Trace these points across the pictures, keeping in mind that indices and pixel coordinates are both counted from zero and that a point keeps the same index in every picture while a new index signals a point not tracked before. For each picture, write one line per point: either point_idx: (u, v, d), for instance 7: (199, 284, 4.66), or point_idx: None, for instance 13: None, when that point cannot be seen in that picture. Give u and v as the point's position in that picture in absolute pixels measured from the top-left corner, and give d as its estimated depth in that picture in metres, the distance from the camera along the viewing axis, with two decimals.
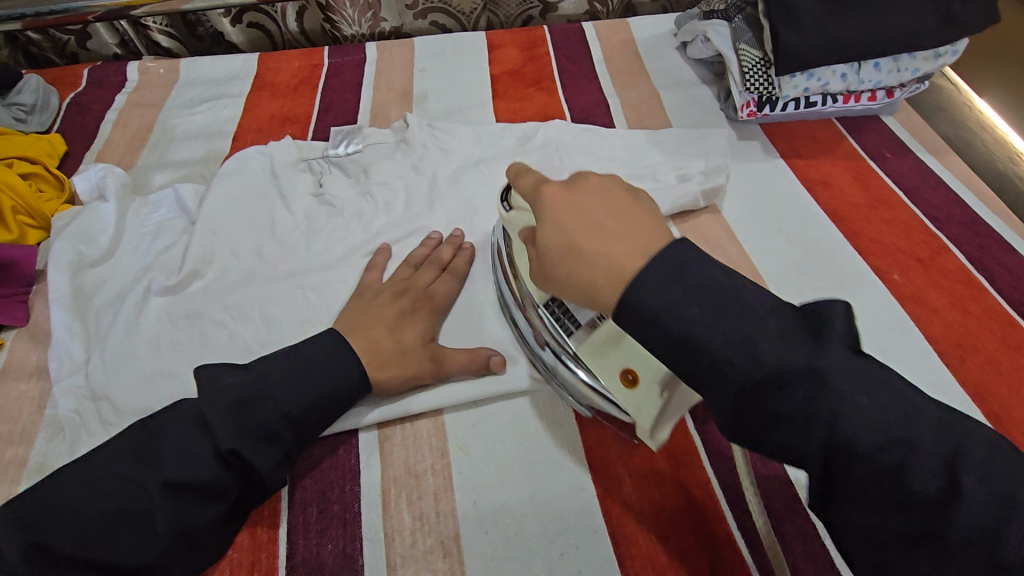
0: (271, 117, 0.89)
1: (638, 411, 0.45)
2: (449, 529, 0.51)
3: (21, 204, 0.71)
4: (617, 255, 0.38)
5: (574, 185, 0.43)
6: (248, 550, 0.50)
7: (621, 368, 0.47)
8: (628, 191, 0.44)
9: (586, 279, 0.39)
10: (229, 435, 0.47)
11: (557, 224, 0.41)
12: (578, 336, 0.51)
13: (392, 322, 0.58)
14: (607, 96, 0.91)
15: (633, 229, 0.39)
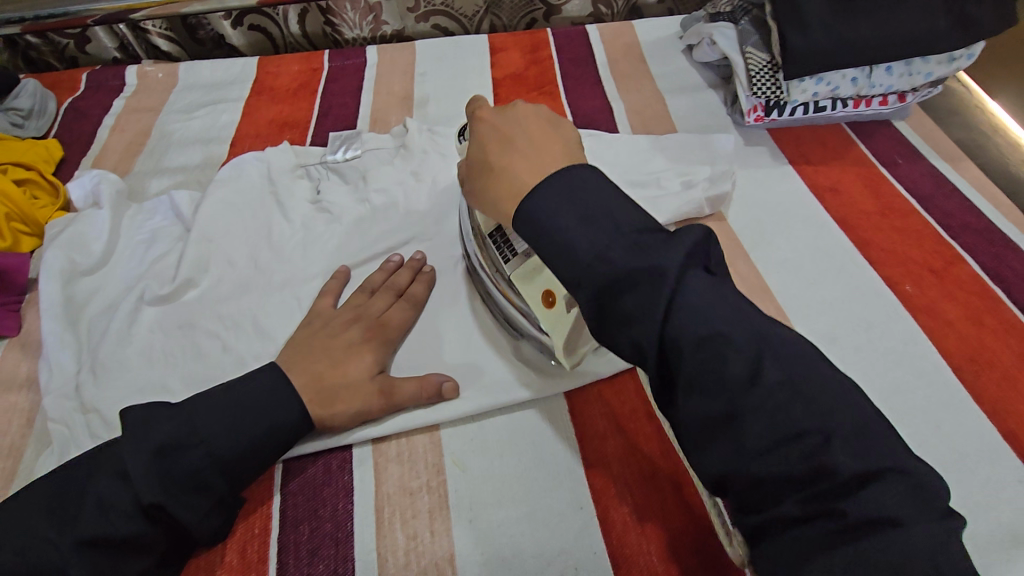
0: (270, 122, 0.88)
1: (552, 330, 0.52)
2: (444, 550, 0.49)
3: (15, 210, 0.70)
4: (521, 172, 0.43)
5: (505, 112, 0.49)
6: (238, 570, 0.48)
7: (544, 290, 0.53)
8: (551, 122, 0.48)
9: (494, 193, 0.45)
10: (152, 488, 0.44)
11: (479, 146, 0.47)
12: (512, 263, 0.56)
13: (338, 354, 0.55)
14: (611, 100, 0.89)
15: (544, 152, 0.44)
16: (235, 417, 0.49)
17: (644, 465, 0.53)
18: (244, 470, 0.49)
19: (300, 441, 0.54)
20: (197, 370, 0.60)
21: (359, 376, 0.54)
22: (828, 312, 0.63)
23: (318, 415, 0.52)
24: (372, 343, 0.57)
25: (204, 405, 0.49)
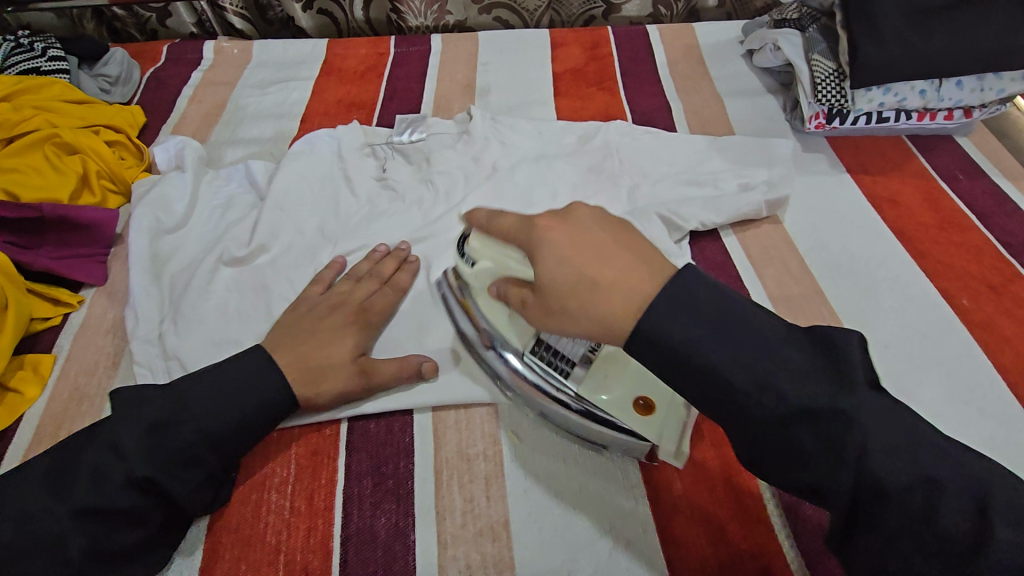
0: (338, 102, 0.92)
1: (662, 434, 0.50)
2: (499, 515, 0.52)
3: (104, 168, 0.75)
4: (634, 287, 0.39)
5: (566, 219, 0.44)
6: (306, 515, 0.52)
7: (636, 395, 0.52)
8: (615, 221, 0.45)
9: (603, 311, 0.40)
10: (144, 463, 0.47)
11: (562, 263, 0.41)
12: (576, 375, 0.54)
13: (322, 338, 0.57)
14: (670, 100, 0.91)
15: (638, 260, 0.41)
16: (250, 379, 0.52)
17: (696, 454, 0.54)
18: (260, 428, 0.52)
19: (365, 401, 0.57)
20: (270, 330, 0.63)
21: (336, 358, 0.56)
22: (882, 320, 0.64)
23: (301, 394, 0.54)
24: (353, 325, 0.59)
25: (214, 372, 0.52)
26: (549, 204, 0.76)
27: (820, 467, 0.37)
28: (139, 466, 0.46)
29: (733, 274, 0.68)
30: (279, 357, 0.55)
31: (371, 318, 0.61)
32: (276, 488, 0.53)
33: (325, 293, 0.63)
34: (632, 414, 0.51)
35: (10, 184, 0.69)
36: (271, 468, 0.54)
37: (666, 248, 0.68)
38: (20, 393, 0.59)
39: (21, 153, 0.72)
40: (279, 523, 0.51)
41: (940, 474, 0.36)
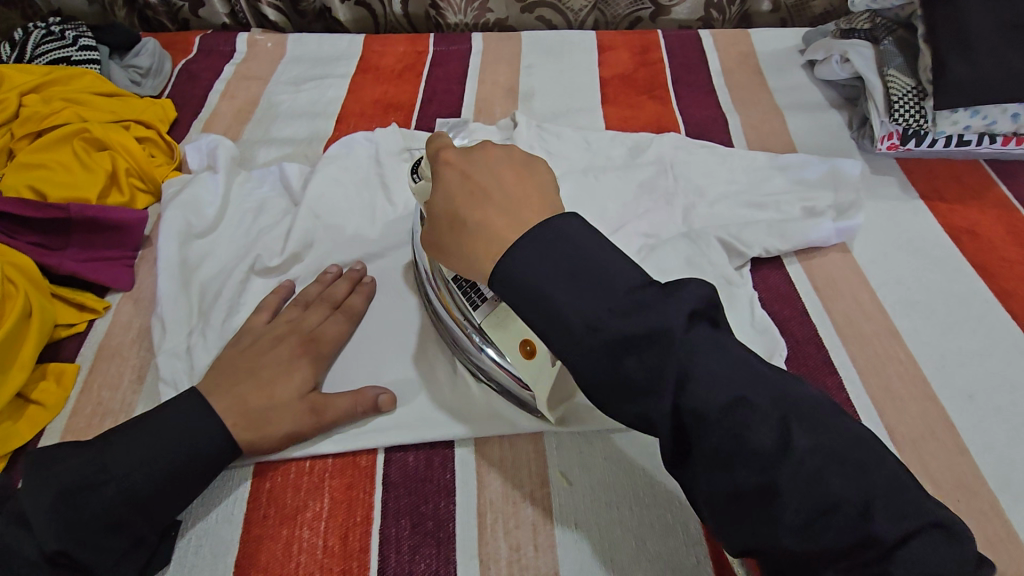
0: (375, 102, 0.88)
1: (535, 380, 0.49)
2: (548, 568, 0.48)
3: (134, 166, 0.71)
4: (497, 230, 0.41)
5: (468, 156, 0.46)
6: (341, 557, 0.48)
7: (522, 338, 0.51)
8: (522, 164, 0.45)
9: (466, 247, 0.42)
10: (55, 536, 0.43)
11: (446, 197, 0.44)
12: (482, 310, 0.54)
13: (263, 375, 0.53)
14: (725, 112, 0.85)
15: (520, 202, 0.42)
16: (181, 429, 0.48)
17: None
18: (194, 484, 0.48)
19: (405, 432, 0.54)
20: None
21: (283, 396, 0.52)
22: (964, 366, 0.58)
23: (243, 439, 0.50)
24: (300, 356, 0.55)
25: (136, 427, 0.48)
26: (598, 222, 0.71)
27: (649, 396, 0.35)
28: (44, 538, 0.43)
29: (799, 306, 0.63)
30: (216, 396, 0.51)
31: (324, 349, 0.57)
32: (308, 523, 0.50)
33: (270, 324, 0.58)
34: (516, 356, 0.51)
35: (37, 182, 0.66)
36: (303, 501, 0.51)
37: (727, 275, 0.64)
38: (43, 404, 0.56)
39: (50, 148, 0.69)
40: (311, 564, 0.48)
41: (753, 396, 0.35)
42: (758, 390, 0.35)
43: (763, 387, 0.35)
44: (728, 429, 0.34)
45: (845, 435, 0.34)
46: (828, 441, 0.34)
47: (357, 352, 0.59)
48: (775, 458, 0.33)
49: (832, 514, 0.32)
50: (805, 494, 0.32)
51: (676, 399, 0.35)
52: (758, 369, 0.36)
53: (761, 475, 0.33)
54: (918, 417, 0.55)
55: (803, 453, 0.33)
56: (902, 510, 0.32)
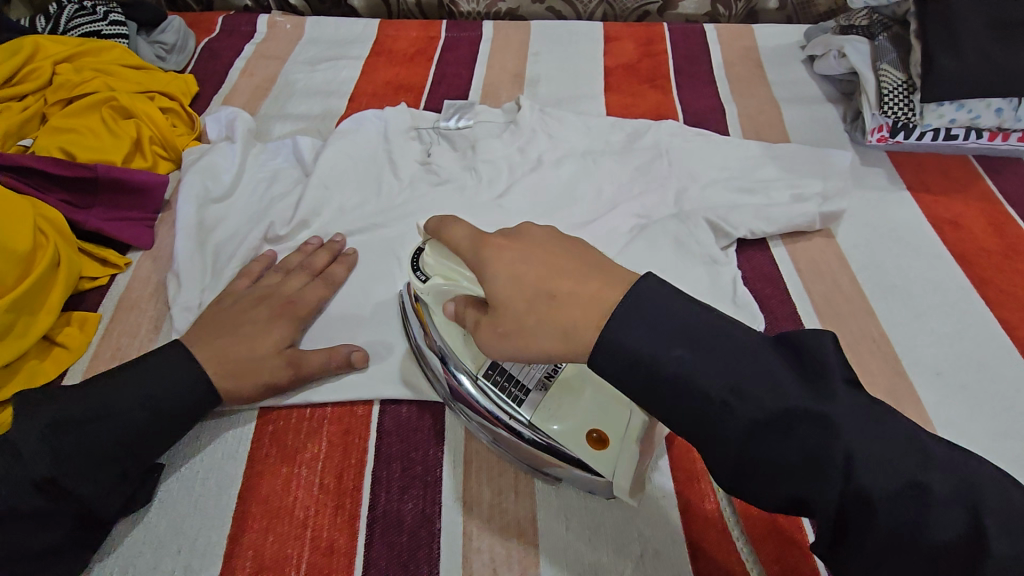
0: (387, 83, 0.91)
1: (615, 471, 0.46)
2: (525, 511, 0.51)
3: (157, 134, 0.76)
4: (594, 297, 0.37)
5: (517, 237, 0.41)
6: (334, 493, 0.52)
7: (587, 428, 0.48)
8: (571, 233, 0.42)
9: (563, 322, 0.37)
10: (45, 463, 0.45)
11: (516, 280, 0.39)
12: (531, 402, 0.50)
13: (245, 330, 0.56)
14: (724, 103, 0.88)
15: (596, 267, 0.39)
16: (167, 374, 0.52)
17: None
18: (178, 428, 0.51)
19: (399, 384, 0.58)
20: None
21: (266, 350, 0.55)
22: (935, 346, 0.61)
23: (225, 387, 0.53)
24: (280, 317, 0.58)
25: (128, 374, 0.51)
26: (593, 203, 0.74)
27: (812, 482, 0.33)
28: (32, 467, 0.45)
29: (780, 286, 0.66)
30: (202, 351, 0.54)
31: (301, 310, 0.60)
32: (306, 462, 0.54)
33: (251, 288, 0.62)
34: (585, 449, 0.48)
35: (67, 144, 0.70)
36: (303, 442, 0.55)
37: (712, 254, 0.67)
38: (66, 347, 0.60)
39: (80, 114, 0.73)
40: (308, 498, 0.52)
41: (928, 478, 0.32)
42: (932, 467, 0.32)
43: (934, 464, 0.32)
44: (902, 517, 0.31)
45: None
46: (1015, 521, 0.31)
47: (358, 313, 0.63)
48: (963, 547, 0.31)
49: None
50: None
51: (845, 486, 0.32)
52: (923, 441, 0.33)
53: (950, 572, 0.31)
54: (888, 392, 0.58)
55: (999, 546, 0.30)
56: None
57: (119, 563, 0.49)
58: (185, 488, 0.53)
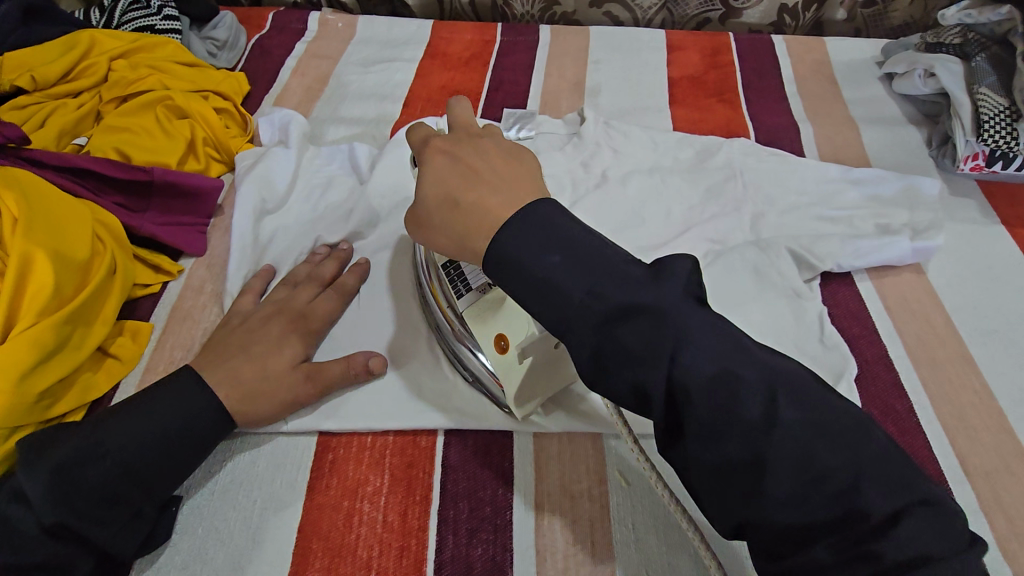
0: (442, 88, 0.88)
1: (506, 378, 0.51)
2: (604, 565, 0.48)
3: (211, 135, 0.73)
4: (491, 209, 0.38)
5: (459, 144, 0.43)
6: (399, 533, 0.49)
7: (496, 334, 0.52)
8: (513, 151, 0.43)
9: (460, 227, 0.39)
10: (52, 508, 0.43)
11: (436, 180, 0.41)
12: (466, 300, 0.54)
13: (256, 350, 0.54)
14: (797, 121, 0.83)
15: (507, 181, 0.40)
16: (175, 405, 0.49)
17: None
18: (189, 459, 0.49)
19: (466, 417, 0.54)
20: (373, 326, 0.60)
21: (274, 371, 0.53)
22: None
23: (239, 409, 0.51)
24: (288, 333, 0.56)
25: (146, 404, 0.49)
26: (662, 225, 0.70)
27: (643, 360, 0.33)
28: (47, 507, 0.43)
29: (869, 325, 0.62)
30: (206, 372, 0.52)
31: (313, 325, 0.57)
32: (369, 497, 0.51)
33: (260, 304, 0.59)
34: (490, 351, 0.52)
35: (121, 144, 0.68)
36: (365, 475, 0.52)
37: (796, 287, 0.62)
38: (119, 359, 0.58)
39: (134, 113, 0.71)
40: (371, 537, 0.49)
41: (743, 368, 0.33)
42: (748, 361, 0.33)
43: (758, 360, 0.33)
44: (719, 400, 0.32)
45: (839, 413, 0.33)
46: None
47: (418, 335, 0.60)
48: (766, 431, 0.31)
49: (812, 483, 0.31)
50: (797, 469, 0.31)
51: (670, 369, 0.33)
52: (760, 353, 0.34)
53: (756, 450, 0.31)
54: (992, 449, 0.53)
55: (791, 425, 0.31)
56: (893, 483, 0.31)
57: None
58: (243, 520, 0.50)
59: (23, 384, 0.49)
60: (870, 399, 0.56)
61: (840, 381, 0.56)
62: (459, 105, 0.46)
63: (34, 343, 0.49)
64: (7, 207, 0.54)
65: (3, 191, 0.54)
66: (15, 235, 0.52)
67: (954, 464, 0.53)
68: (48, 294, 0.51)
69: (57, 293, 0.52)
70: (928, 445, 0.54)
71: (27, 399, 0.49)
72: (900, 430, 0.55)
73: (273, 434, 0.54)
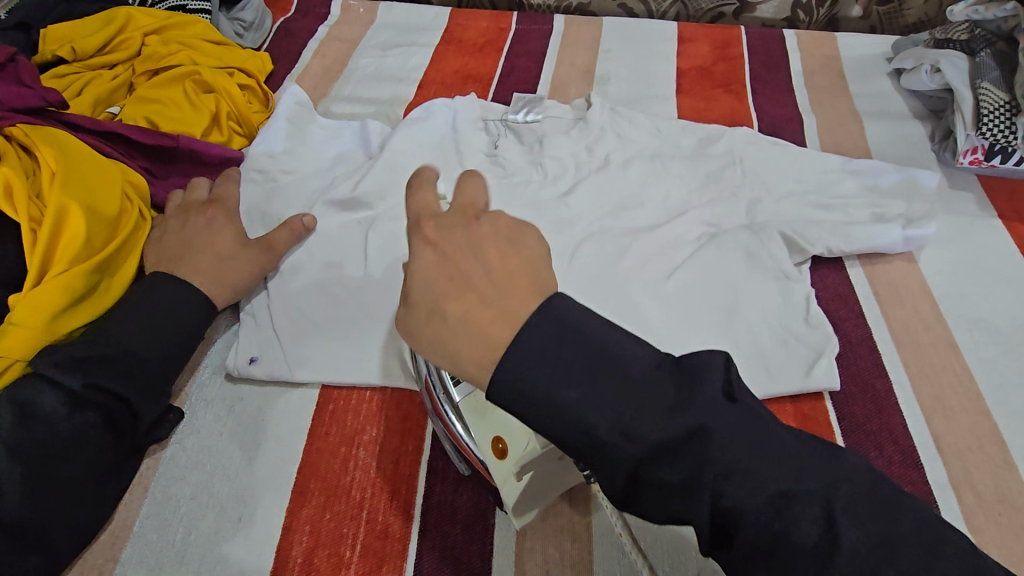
0: (455, 73, 0.91)
1: (502, 485, 0.45)
2: (580, 516, 0.50)
3: (233, 109, 0.77)
4: (490, 330, 0.34)
5: (451, 234, 0.39)
6: (390, 478, 0.52)
7: (494, 435, 0.46)
8: (512, 242, 0.38)
9: (456, 346, 0.35)
10: (73, 378, 0.49)
11: (427, 281, 0.37)
12: (464, 388, 0.48)
13: (199, 238, 0.61)
14: (802, 112, 0.85)
15: (511, 292, 0.36)
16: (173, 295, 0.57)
17: None
18: (185, 334, 0.56)
19: None
20: None
21: (221, 250, 0.61)
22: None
23: (218, 292, 0.59)
24: (212, 214, 0.64)
25: (137, 298, 0.56)
26: (659, 208, 0.72)
27: (684, 502, 0.32)
28: (68, 375, 0.49)
29: (855, 308, 0.63)
30: (166, 270, 0.59)
31: (231, 205, 0.66)
32: (365, 445, 0.54)
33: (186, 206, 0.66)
34: (488, 455, 0.46)
35: (152, 114, 0.72)
36: (362, 425, 0.56)
37: (785, 269, 0.64)
38: None
39: (163, 86, 0.76)
40: (365, 480, 0.52)
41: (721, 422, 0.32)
42: (787, 469, 0.32)
43: (809, 473, 0.32)
44: (773, 529, 0.31)
45: (894, 518, 0.31)
46: None
47: None
48: (832, 557, 0.30)
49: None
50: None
51: (718, 501, 0.32)
52: (794, 449, 0.33)
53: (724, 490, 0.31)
54: (967, 429, 0.55)
55: (853, 549, 0.30)
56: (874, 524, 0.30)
57: (183, 525, 0.50)
58: (247, 459, 0.54)
59: (54, 325, 0.53)
60: (851, 378, 0.58)
61: (821, 357, 0.58)
62: (471, 180, 0.42)
63: (66, 288, 0.54)
64: (47, 162, 0.58)
65: (43, 147, 0.59)
66: (54, 188, 0.57)
67: (928, 440, 0.54)
68: (80, 243, 0.55)
69: (88, 244, 0.56)
70: (904, 423, 0.55)
71: (55, 338, 0.53)
72: (878, 408, 0.56)
73: (281, 386, 0.59)
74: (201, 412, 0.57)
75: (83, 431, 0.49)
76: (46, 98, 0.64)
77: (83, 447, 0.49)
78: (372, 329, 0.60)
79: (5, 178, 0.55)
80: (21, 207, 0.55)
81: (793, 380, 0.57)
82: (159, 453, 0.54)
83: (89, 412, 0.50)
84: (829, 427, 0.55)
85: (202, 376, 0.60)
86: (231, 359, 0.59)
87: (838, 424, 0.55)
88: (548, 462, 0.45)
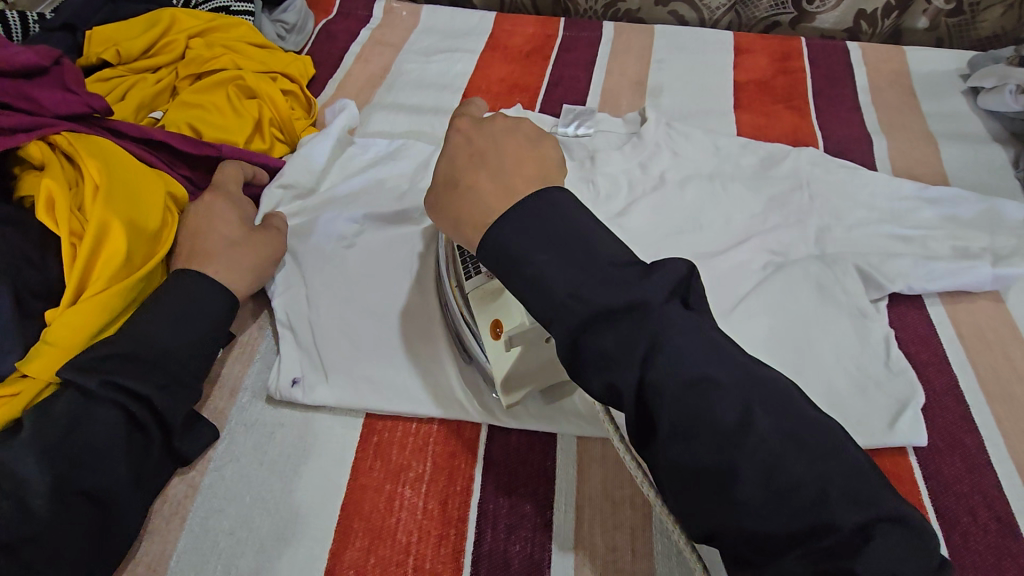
0: (501, 81, 0.88)
1: (495, 365, 0.51)
2: (643, 574, 0.47)
3: (276, 117, 0.75)
4: (490, 198, 0.40)
5: (480, 125, 0.45)
6: (438, 522, 0.49)
7: (493, 319, 0.51)
8: (529, 138, 0.44)
9: (459, 210, 0.41)
10: (88, 374, 0.47)
11: (449, 159, 0.44)
12: (474, 280, 0.53)
13: (211, 226, 0.59)
14: (870, 132, 0.80)
15: (514, 169, 0.41)
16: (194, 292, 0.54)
17: None
18: (206, 330, 0.53)
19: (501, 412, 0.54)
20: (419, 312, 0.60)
21: (229, 237, 0.59)
22: None
23: (240, 283, 0.57)
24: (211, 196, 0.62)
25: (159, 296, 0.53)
26: (720, 233, 0.68)
27: (619, 362, 0.34)
28: (86, 377, 0.47)
29: (939, 352, 0.59)
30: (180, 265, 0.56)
31: (232, 190, 0.64)
32: (410, 483, 0.51)
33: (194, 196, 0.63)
34: (484, 335, 0.52)
35: (194, 121, 0.70)
36: (407, 460, 0.53)
37: (861, 306, 0.60)
38: None
39: (206, 90, 0.73)
40: (411, 523, 0.49)
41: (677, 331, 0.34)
42: (726, 368, 0.34)
43: (729, 370, 0.34)
44: (689, 404, 0.32)
45: (797, 414, 0.33)
46: None
47: None
48: (738, 440, 0.31)
49: (778, 494, 0.30)
50: (765, 486, 0.31)
51: (644, 372, 0.33)
52: (728, 357, 0.34)
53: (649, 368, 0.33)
54: None
55: (762, 434, 0.31)
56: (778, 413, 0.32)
57: (222, 562, 0.48)
58: (289, 494, 0.51)
59: (90, 343, 0.51)
60: (936, 431, 0.54)
61: (905, 408, 0.54)
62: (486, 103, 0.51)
63: (105, 309, 0.52)
64: (89, 174, 0.56)
65: (87, 158, 0.57)
66: (96, 201, 0.55)
67: None
68: (120, 261, 0.53)
69: (129, 261, 0.54)
70: (998, 485, 0.51)
71: None
72: (968, 467, 0.52)
73: (328, 413, 0.56)
74: (239, 437, 0.55)
75: (108, 440, 0.46)
76: (91, 104, 0.61)
77: (110, 457, 0.46)
78: (421, 358, 0.57)
79: (48, 191, 0.54)
80: (64, 222, 0.53)
81: (873, 433, 0.53)
82: (197, 481, 0.52)
83: (111, 414, 0.47)
84: (915, 487, 0.51)
85: (243, 399, 0.57)
86: (274, 380, 0.57)
87: (925, 483, 0.51)
88: (538, 347, 0.51)
